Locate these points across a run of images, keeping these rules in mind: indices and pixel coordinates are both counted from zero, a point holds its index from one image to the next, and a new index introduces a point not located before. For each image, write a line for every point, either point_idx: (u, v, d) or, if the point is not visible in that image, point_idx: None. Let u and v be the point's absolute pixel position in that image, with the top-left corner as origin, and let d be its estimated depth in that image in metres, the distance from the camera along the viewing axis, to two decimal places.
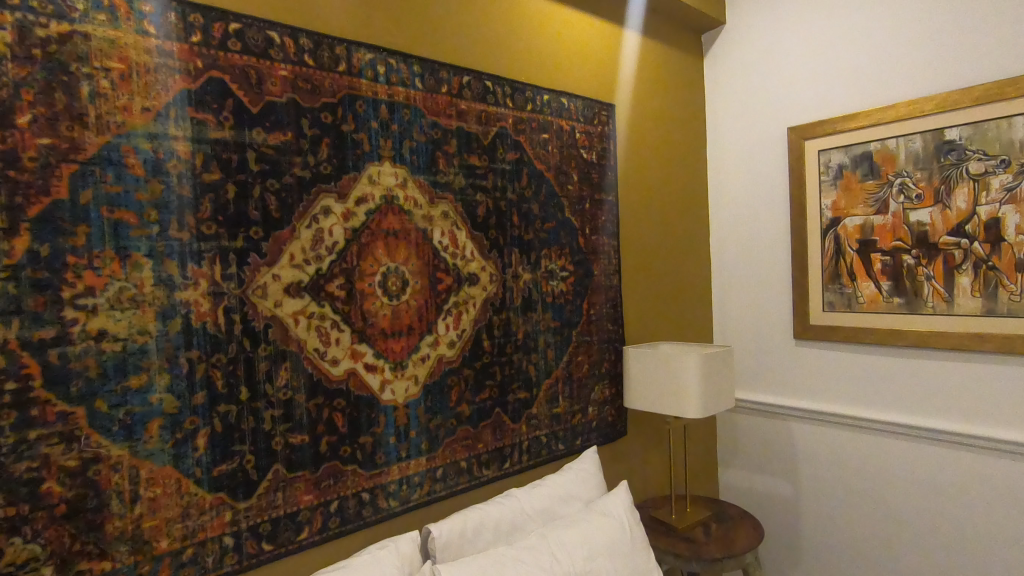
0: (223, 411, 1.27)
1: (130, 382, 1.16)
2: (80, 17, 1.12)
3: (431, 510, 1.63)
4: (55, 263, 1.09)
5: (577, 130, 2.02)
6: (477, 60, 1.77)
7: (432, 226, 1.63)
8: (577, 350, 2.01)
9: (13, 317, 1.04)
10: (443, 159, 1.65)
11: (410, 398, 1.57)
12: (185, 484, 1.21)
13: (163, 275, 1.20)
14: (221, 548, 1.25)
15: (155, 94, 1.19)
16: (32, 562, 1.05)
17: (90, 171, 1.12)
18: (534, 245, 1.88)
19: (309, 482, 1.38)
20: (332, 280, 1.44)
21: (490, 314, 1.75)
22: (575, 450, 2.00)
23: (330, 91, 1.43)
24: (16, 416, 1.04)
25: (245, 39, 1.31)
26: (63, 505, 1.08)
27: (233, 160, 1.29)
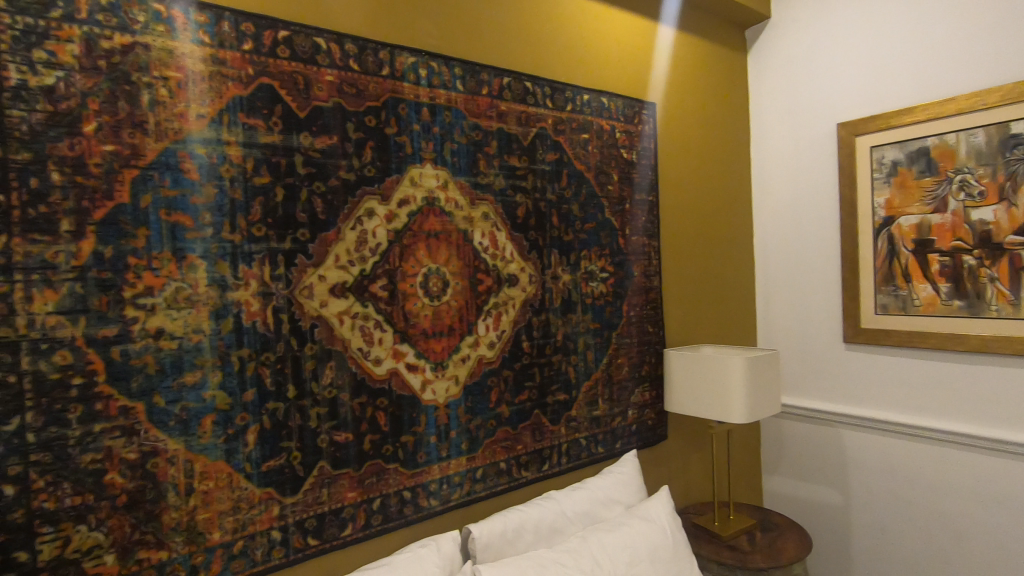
0: (272, 409, 1.30)
1: (185, 378, 1.20)
2: (141, 29, 1.17)
3: (471, 510, 1.64)
4: (118, 263, 1.14)
5: (616, 130, 2.00)
6: (517, 61, 1.77)
7: (473, 227, 1.63)
8: (617, 352, 1.98)
9: (80, 315, 1.10)
10: (484, 160, 1.66)
11: (451, 398, 1.58)
12: (236, 478, 1.25)
13: (217, 275, 1.24)
14: (269, 541, 1.29)
15: (209, 101, 1.24)
16: (96, 549, 1.10)
17: (150, 176, 1.17)
18: (574, 246, 1.86)
19: (353, 480, 1.40)
20: (376, 280, 1.46)
21: (529, 315, 1.75)
22: (615, 453, 1.98)
23: (374, 95, 1.46)
24: (83, 410, 1.09)
25: (293, 46, 1.34)
26: (124, 496, 1.13)
27: (282, 164, 1.32)
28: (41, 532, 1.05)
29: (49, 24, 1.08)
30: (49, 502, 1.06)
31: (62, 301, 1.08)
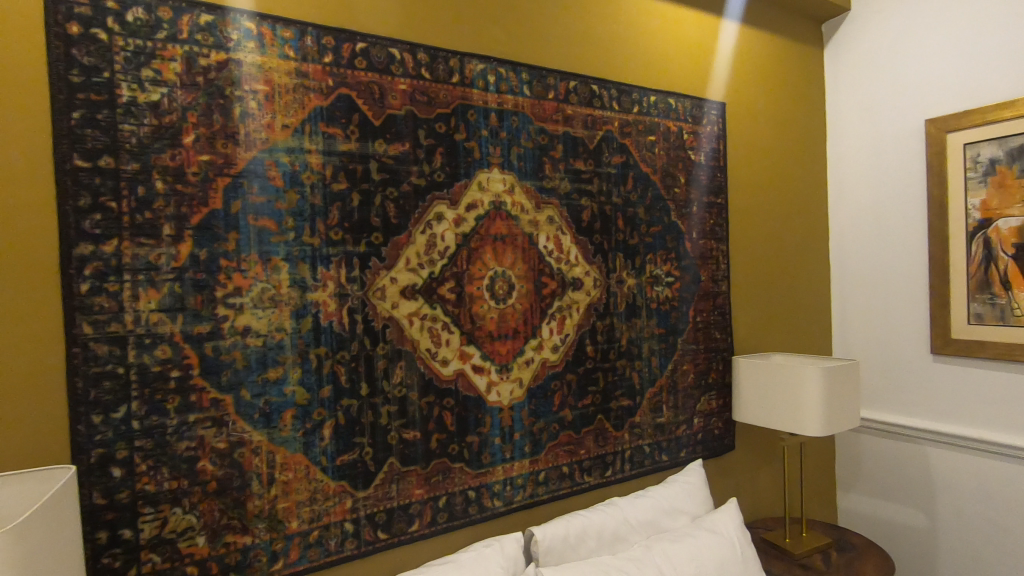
0: (346, 405, 1.35)
1: (268, 374, 1.27)
2: (234, 46, 1.25)
3: (534, 512, 1.65)
4: (211, 265, 1.22)
5: (684, 131, 1.96)
6: (584, 64, 1.77)
7: (538, 231, 1.64)
8: (683, 358, 1.93)
9: (178, 313, 1.19)
10: (550, 164, 1.66)
11: (515, 400, 1.59)
12: (313, 471, 1.31)
13: (298, 277, 1.31)
14: (342, 533, 1.34)
15: (293, 112, 1.31)
16: (189, 531, 1.19)
17: (240, 184, 1.25)
18: (640, 250, 1.84)
19: (420, 477, 1.44)
20: (444, 283, 1.49)
21: (593, 319, 1.74)
22: (680, 462, 1.93)
23: (444, 102, 1.50)
24: (179, 400, 1.18)
25: (369, 57, 1.40)
26: (214, 482, 1.21)
27: (358, 171, 1.38)
28: (143, 512, 1.14)
29: (156, 45, 1.17)
30: (150, 485, 1.15)
31: (163, 299, 1.17)
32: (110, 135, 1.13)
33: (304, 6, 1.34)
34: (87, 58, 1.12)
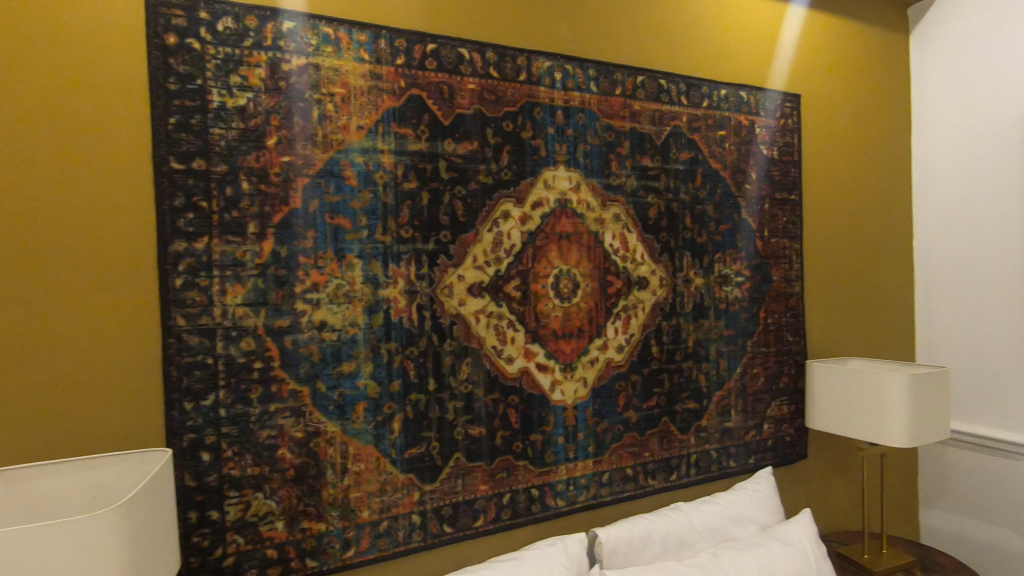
0: (415, 400, 1.38)
1: (342, 367, 1.32)
2: (313, 51, 1.30)
3: (597, 514, 1.63)
4: (291, 262, 1.27)
5: (756, 126, 1.88)
6: (652, 59, 1.73)
7: (604, 229, 1.62)
8: (753, 361, 1.86)
9: (261, 307, 1.25)
10: (616, 161, 1.64)
11: (579, 400, 1.58)
12: (383, 462, 1.35)
13: (371, 274, 1.34)
14: (410, 524, 1.37)
15: (368, 113, 1.35)
16: (269, 515, 1.24)
17: (318, 184, 1.30)
18: (708, 249, 1.78)
19: (485, 473, 1.45)
20: (509, 281, 1.50)
21: (659, 319, 1.70)
22: (748, 469, 1.86)
23: (511, 100, 1.50)
24: (262, 390, 1.24)
25: (440, 57, 1.42)
26: (292, 470, 1.26)
27: (427, 170, 1.40)
28: (229, 495, 1.21)
29: (243, 52, 1.23)
30: (235, 470, 1.22)
31: (248, 294, 1.23)
32: (202, 139, 1.20)
33: (379, 10, 1.38)
34: (182, 67, 1.19)
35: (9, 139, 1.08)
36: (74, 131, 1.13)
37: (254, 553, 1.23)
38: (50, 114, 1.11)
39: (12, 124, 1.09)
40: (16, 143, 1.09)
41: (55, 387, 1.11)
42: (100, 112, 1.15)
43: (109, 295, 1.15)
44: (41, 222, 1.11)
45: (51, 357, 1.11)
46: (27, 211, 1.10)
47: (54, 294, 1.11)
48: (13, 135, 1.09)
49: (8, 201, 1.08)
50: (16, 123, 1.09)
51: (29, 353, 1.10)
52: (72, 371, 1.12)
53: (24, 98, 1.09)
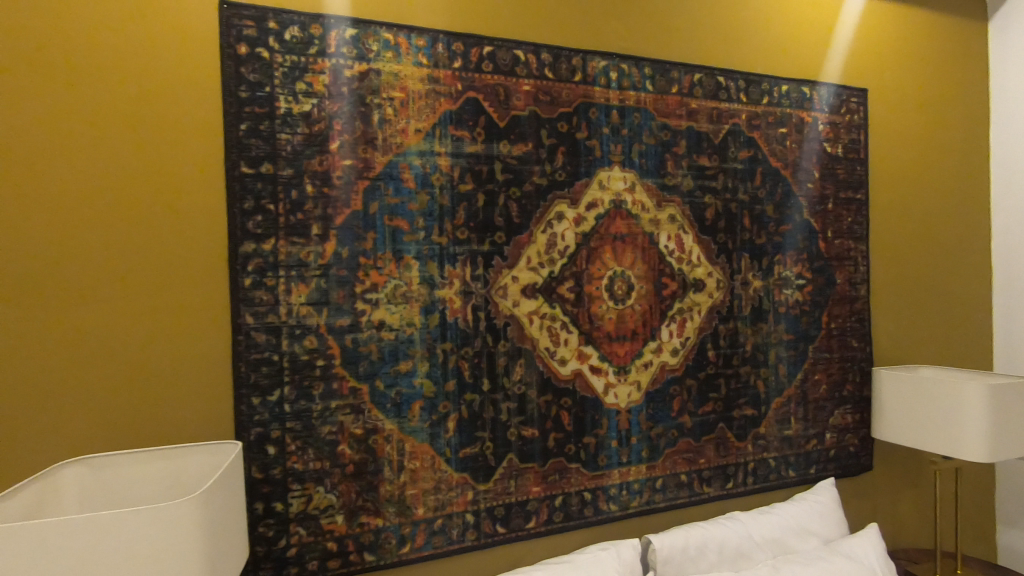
0: (469, 400, 1.39)
1: (399, 366, 1.34)
2: (374, 57, 1.33)
3: (651, 519, 1.60)
4: (352, 262, 1.31)
5: (819, 122, 1.81)
6: (710, 56, 1.69)
7: (659, 230, 1.59)
8: (815, 367, 1.79)
9: (323, 306, 1.28)
10: (672, 161, 1.61)
11: (633, 404, 1.56)
12: (438, 461, 1.36)
13: (427, 274, 1.36)
14: (464, 523, 1.38)
15: (425, 117, 1.37)
16: (330, 509, 1.28)
17: (378, 187, 1.33)
18: (768, 250, 1.72)
19: (538, 475, 1.45)
20: (563, 282, 1.49)
21: (716, 323, 1.65)
22: (809, 479, 1.78)
23: (566, 101, 1.49)
24: (324, 387, 1.28)
25: (496, 60, 1.43)
26: (351, 466, 1.30)
27: (483, 172, 1.41)
28: (292, 488, 1.25)
29: (308, 60, 1.28)
30: (299, 464, 1.26)
31: (311, 293, 1.27)
32: (270, 144, 1.25)
33: (438, 16, 1.40)
34: (252, 75, 1.24)
35: (95, 146, 1.16)
36: (154, 137, 1.20)
37: (315, 545, 1.26)
38: (132, 122, 1.18)
39: (98, 132, 1.16)
40: (101, 150, 1.16)
41: (135, 379, 1.18)
42: (176, 120, 1.21)
43: (184, 293, 1.21)
44: (123, 224, 1.18)
45: (131, 351, 1.18)
46: (112, 214, 1.17)
47: (135, 292, 1.18)
48: (99, 142, 1.16)
49: (94, 204, 1.16)
50: (102, 131, 1.16)
51: (113, 348, 1.17)
52: (150, 365, 1.19)
53: (109, 107, 1.17)
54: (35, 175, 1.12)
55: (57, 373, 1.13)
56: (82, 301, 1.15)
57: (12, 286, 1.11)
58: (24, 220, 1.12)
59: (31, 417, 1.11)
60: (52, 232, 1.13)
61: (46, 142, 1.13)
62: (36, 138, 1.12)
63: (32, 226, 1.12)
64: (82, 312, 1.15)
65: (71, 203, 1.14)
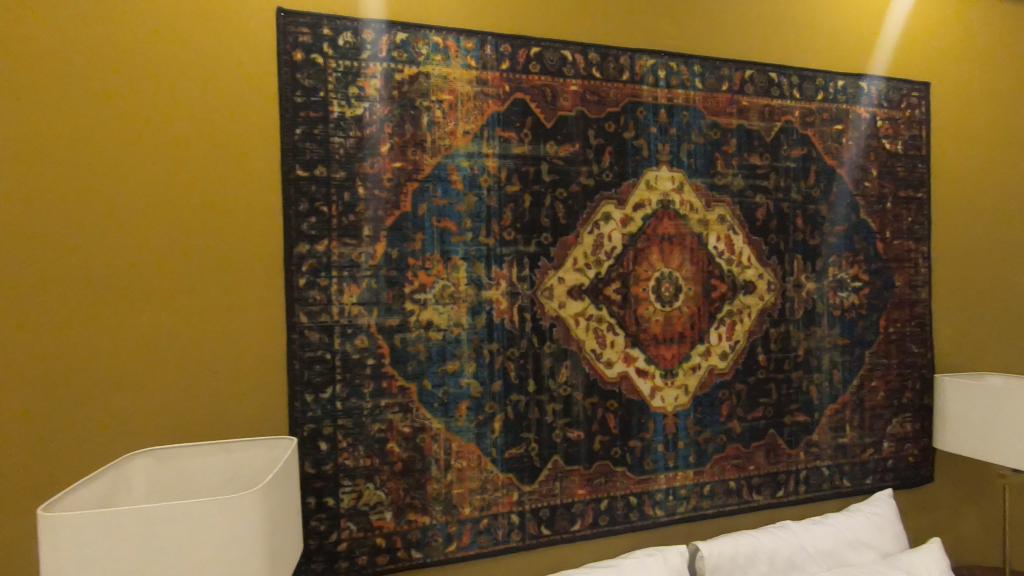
0: (515, 401, 1.39)
1: (447, 366, 1.35)
2: (424, 60, 1.34)
3: (698, 526, 1.57)
4: (401, 263, 1.33)
5: (877, 118, 1.74)
6: (762, 51, 1.64)
7: (708, 231, 1.56)
8: (872, 373, 1.72)
9: (374, 306, 1.31)
10: (722, 160, 1.57)
11: (680, 408, 1.53)
12: (484, 461, 1.37)
13: (475, 275, 1.37)
14: (509, 524, 1.38)
15: (474, 118, 1.38)
16: (379, 505, 1.30)
17: (427, 188, 1.34)
18: (821, 251, 1.66)
19: (583, 478, 1.44)
20: (610, 284, 1.48)
21: (767, 326, 1.61)
22: (865, 490, 1.71)
23: (614, 100, 1.48)
24: (374, 385, 1.30)
25: (543, 60, 1.43)
26: (400, 463, 1.32)
27: (530, 172, 1.41)
28: (343, 484, 1.28)
29: (361, 64, 1.30)
30: (349, 460, 1.28)
31: (362, 294, 1.30)
32: (324, 147, 1.28)
33: (487, 18, 1.41)
34: (308, 81, 1.27)
35: (155, 153, 1.21)
36: (213, 142, 1.24)
37: (364, 540, 1.29)
38: (191, 128, 1.23)
39: (158, 140, 1.21)
40: (162, 156, 1.22)
41: (191, 376, 1.23)
42: (233, 125, 1.25)
43: (238, 293, 1.25)
44: (182, 226, 1.23)
45: (187, 347, 1.22)
46: (171, 217, 1.22)
47: (192, 291, 1.23)
48: (159, 149, 1.21)
49: (155, 207, 1.21)
50: (163, 137, 1.22)
51: (170, 345, 1.22)
52: (205, 362, 1.23)
53: (170, 113, 1.22)
54: (99, 181, 1.18)
55: (119, 369, 1.19)
56: (143, 300, 1.20)
57: (81, 284, 1.17)
58: (90, 224, 1.18)
59: (96, 409, 1.17)
60: (114, 234, 1.19)
61: (112, 151, 1.19)
62: (103, 147, 1.18)
63: (98, 227, 1.18)
64: (142, 310, 1.20)
65: (132, 207, 1.20)
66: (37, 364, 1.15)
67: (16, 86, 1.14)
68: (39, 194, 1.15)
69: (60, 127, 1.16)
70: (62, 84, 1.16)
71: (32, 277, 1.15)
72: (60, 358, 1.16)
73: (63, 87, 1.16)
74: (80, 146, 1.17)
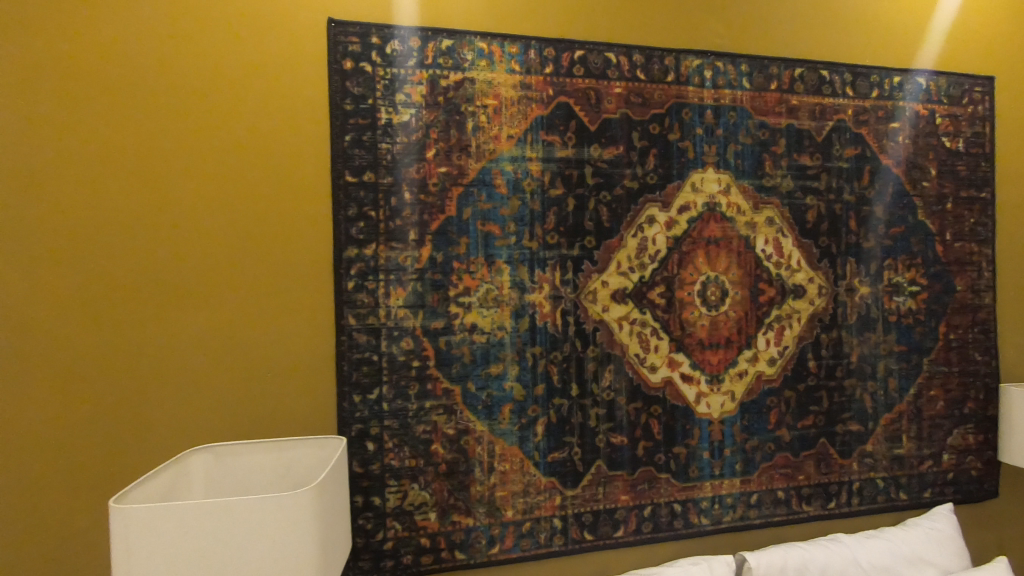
0: (558, 404, 1.39)
1: (490, 369, 1.36)
2: (469, 66, 1.36)
3: (744, 536, 1.53)
4: (446, 267, 1.34)
5: (937, 114, 1.66)
6: (812, 48, 1.59)
7: (756, 234, 1.52)
8: (930, 381, 1.64)
9: (419, 309, 1.33)
10: (771, 161, 1.53)
11: (726, 414, 1.50)
12: (527, 464, 1.37)
13: (518, 279, 1.38)
14: (551, 528, 1.38)
15: (518, 123, 1.38)
16: (424, 506, 1.32)
17: (471, 193, 1.36)
18: (876, 254, 1.60)
19: (627, 483, 1.42)
20: (654, 288, 1.46)
21: (817, 331, 1.56)
22: (923, 503, 1.64)
23: (658, 102, 1.46)
24: (419, 387, 1.32)
25: (587, 63, 1.42)
26: (444, 465, 1.33)
27: (573, 176, 1.41)
28: (389, 484, 1.30)
29: (407, 72, 1.32)
30: (395, 461, 1.31)
31: (408, 297, 1.32)
32: (372, 153, 1.31)
33: (531, 23, 1.41)
34: (357, 88, 1.30)
35: (208, 166, 1.26)
36: (265, 155, 1.29)
37: (409, 540, 1.31)
38: (244, 143, 1.28)
39: (210, 153, 1.26)
40: (214, 169, 1.26)
41: (242, 382, 1.27)
42: (284, 138, 1.29)
43: (287, 301, 1.29)
44: (234, 237, 1.27)
45: (239, 355, 1.27)
46: (224, 229, 1.27)
47: (243, 301, 1.27)
48: (210, 162, 1.26)
49: (210, 219, 1.26)
50: (218, 152, 1.27)
51: (223, 353, 1.26)
52: (256, 369, 1.28)
53: (224, 129, 1.27)
54: (156, 196, 1.24)
55: (176, 375, 1.24)
56: (198, 309, 1.25)
57: (141, 294, 1.23)
58: (148, 236, 1.23)
59: (154, 413, 1.23)
60: (170, 246, 1.24)
61: (167, 165, 1.24)
62: (159, 162, 1.24)
63: (158, 240, 1.24)
64: (197, 319, 1.25)
65: (186, 219, 1.25)
66: (101, 370, 1.21)
67: (86, 107, 1.21)
68: (104, 209, 1.22)
69: (120, 146, 1.22)
70: (122, 102, 1.22)
71: (97, 288, 1.21)
72: (122, 364, 1.22)
73: (127, 106, 1.23)
74: (141, 163, 1.23)
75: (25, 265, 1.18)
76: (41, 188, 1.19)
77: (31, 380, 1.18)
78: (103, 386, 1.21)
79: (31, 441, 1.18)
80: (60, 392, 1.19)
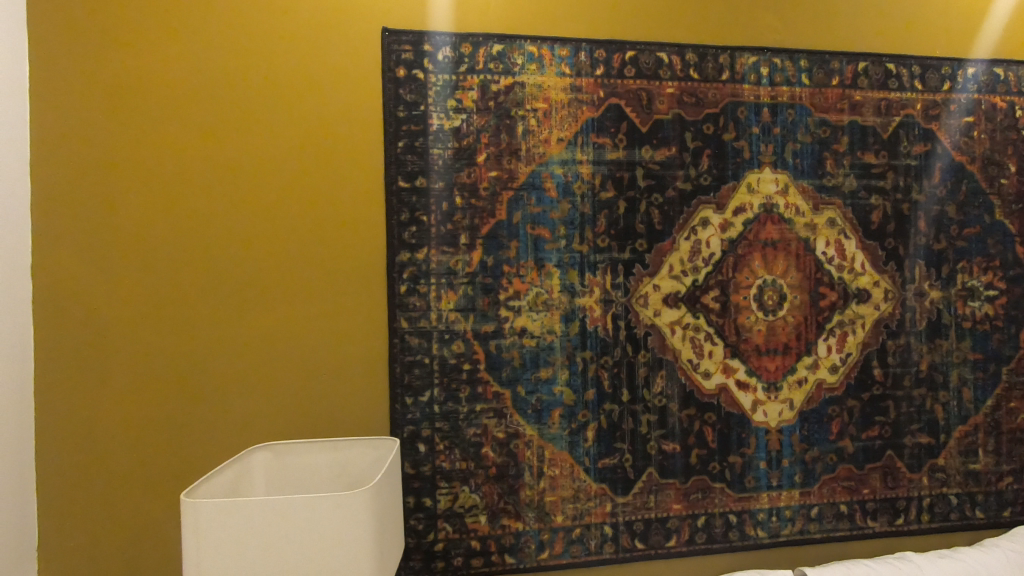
0: (608, 410, 1.37)
1: (540, 373, 1.36)
2: (519, 70, 1.36)
3: (804, 551, 1.47)
4: (496, 271, 1.35)
5: (1016, 107, 1.56)
6: (876, 40, 1.52)
7: (816, 235, 1.46)
8: (1010, 393, 1.53)
9: (470, 312, 1.34)
10: (832, 160, 1.47)
11: (784, 423, 1.44)
12: (577, 470, 1.36)
13: (568, 282, 1.37)
14: (602, 535, 1.36)
15: (568, 126, 1.38)
16: (474, 508, 1.32)
17: (522, 197, 1.36)
18: (948, 257, 1.51)
19: (679, 492, 1.39)
20: (708, 291, 1.42)
21: (883, 337, 1.48)
22: (1002, 524, 1.53)
23: (712, 102, 1.43)
24: (469, 390, 1.33)
25: (639, 64, 1.40)
26: (494, 468, 1.33)
27: (625, 178, 1.39)
28: (440, 486, 1.32)
29: (459, 77, 1.34)
30: (446, 463, 1.32)
31: (459, 300, 1.33)
32: (424, 159, 1.33)
33: (582, 25, 1.41)
34: (409, 95, 1.32)
35: (264, 176, 1.31)
36: (308, 171, 1.32)
37: (460, 542, 1.32)
38: (282, 162, 1.31)
39: (268, 164, 1.31)
40: (272, 178, 1.31)
41: (277, 395, 1.30)
42: (332, 151, 1.33)
43: (326, 315, 1.32)
44: (276, 252, 1.31)
45: (277, 368, 1.30)
46: (261, 245, 1.31)
47: (289, 311, 1.31)
48: (267, 172, 1.31)
49: (260, 231, 1.31)
50: (260, 171, 1.31)
51: (266, 364, 1.30)
52: (301, 377, 1.31)
53: (271, 146, 1.31)
54: (218, 206, 1.29)
55: (236, 377, 1.29)
56: (241, 321, 1.30)
57: (179, 308, 1.28)
58: (211, 244, 1.29)
59: (198, 420, 1.28)
60: (230, 254, 1.30)
61: (228, 176, 1.30)
62: (220, 174, 1.30)
63: (212, 251, 1.29)
64: (252, 326, 1.30)
65: (244, 227, 1.30)
66: (164, 374, 1.27)
67: (141, 126, 1.27)
68: (154, 225, 1.28)
69: (186, 159, 1.29)
70: (189, 117, 1.29)
71: (151, 299, 1.27)
72: (170, 373, 1.27)
73: (179, 125, 1.28)
74: (190, 180, 1.29)
75: (81, 276, 1.25)
76: (98, 202, 1.26)
77: (83, 385, 1.25)
78: (146, 394, 1.27)
79: (91, 443, 1.24)
80: (109, 397, 1.25)
